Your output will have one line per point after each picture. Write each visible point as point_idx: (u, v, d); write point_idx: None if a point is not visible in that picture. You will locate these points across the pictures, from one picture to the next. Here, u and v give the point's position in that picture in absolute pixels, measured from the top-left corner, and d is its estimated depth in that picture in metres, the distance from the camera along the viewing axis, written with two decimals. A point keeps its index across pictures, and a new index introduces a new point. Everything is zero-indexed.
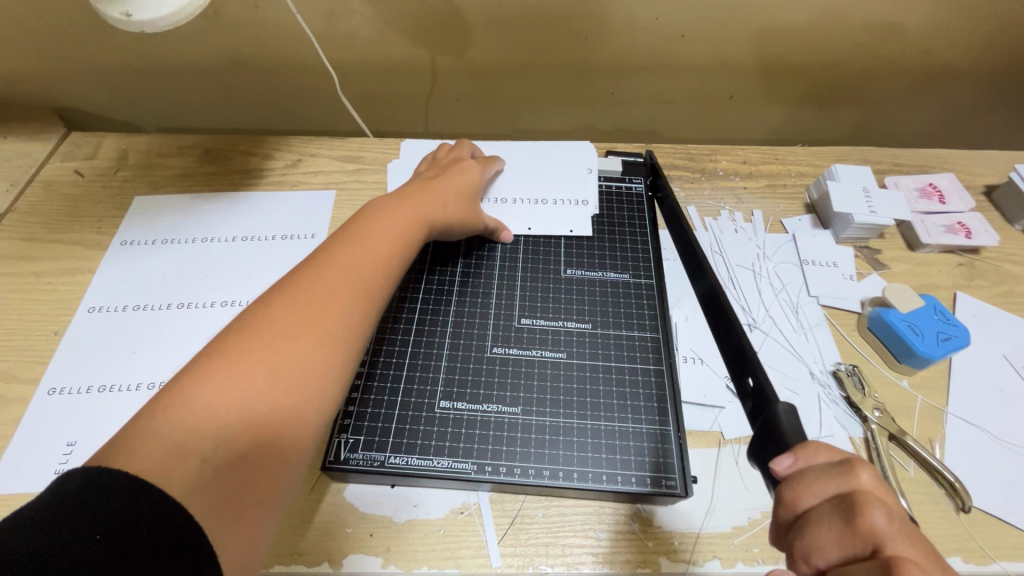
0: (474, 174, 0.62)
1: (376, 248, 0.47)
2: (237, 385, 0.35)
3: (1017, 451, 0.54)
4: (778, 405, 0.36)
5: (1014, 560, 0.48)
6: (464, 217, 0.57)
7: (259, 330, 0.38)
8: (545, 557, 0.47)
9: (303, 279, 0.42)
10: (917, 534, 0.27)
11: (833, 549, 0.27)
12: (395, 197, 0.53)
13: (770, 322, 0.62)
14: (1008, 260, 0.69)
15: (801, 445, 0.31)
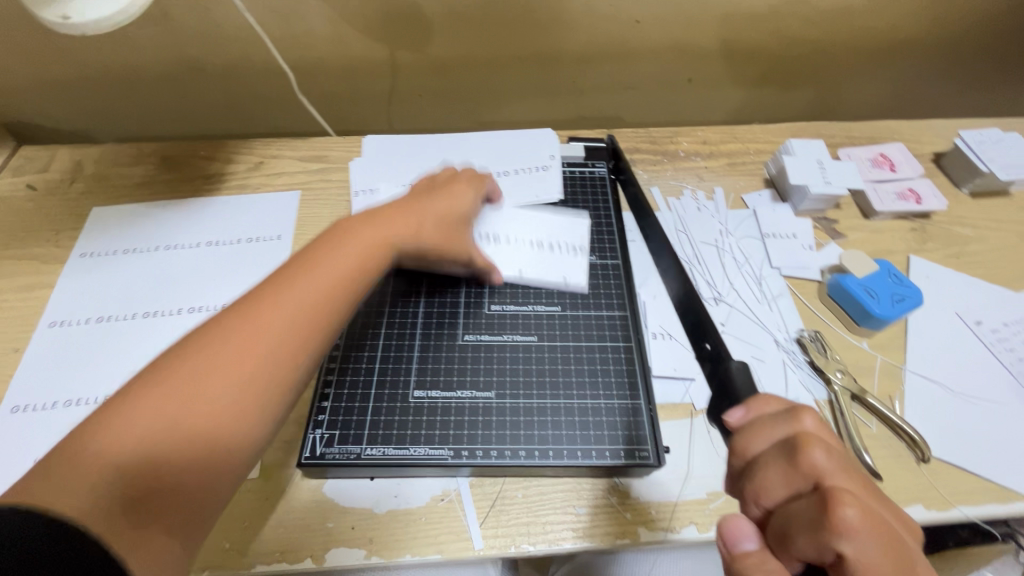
0: (467, 196, 0.57)
1: (326, 274, 0.44)
2: (170, 408, 0.35)
3: (970, 401, 0.57)
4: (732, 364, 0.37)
5: (971, 504, 0.51)
6: (441, 240, 0.53)
7: (198, 354, 0.38)
8: (527, 536, 0.48)
9: (247, 306, 0.41)
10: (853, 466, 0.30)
11: (780, 490, 0.29)
12: (367, 218, 0.50)
13: (735, 295, 0.64)
14: (958, 222, 0.72)
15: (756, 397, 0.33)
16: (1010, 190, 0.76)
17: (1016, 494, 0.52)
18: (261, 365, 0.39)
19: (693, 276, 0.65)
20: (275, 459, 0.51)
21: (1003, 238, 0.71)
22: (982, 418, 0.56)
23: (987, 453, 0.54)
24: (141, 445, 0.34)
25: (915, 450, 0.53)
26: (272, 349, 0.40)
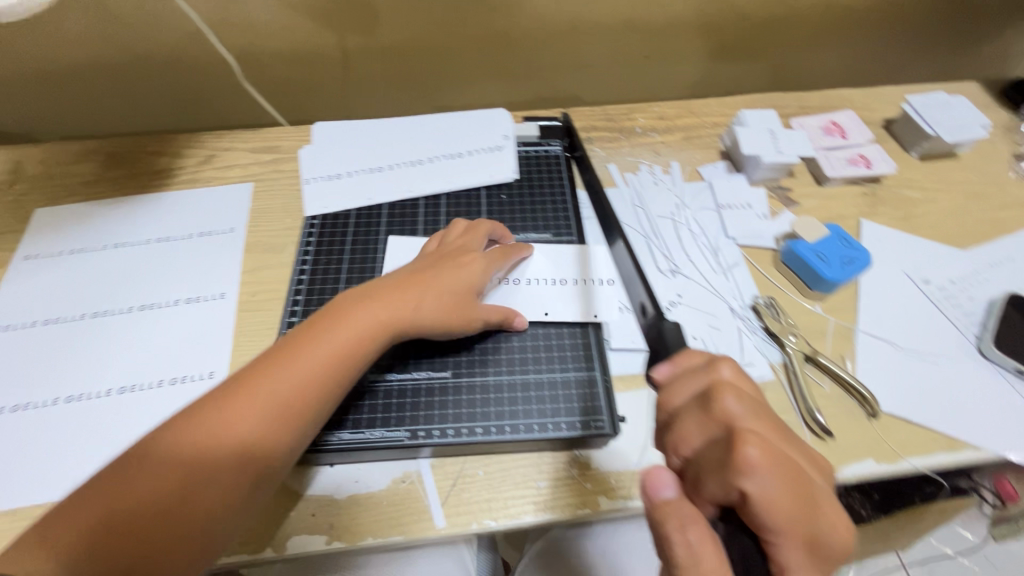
0: (478, 268, 0.53)
1: (312, 364, 0.44)
2: (158, 475, 0.39)
3: (918, 357, 0.59)
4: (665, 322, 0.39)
5: (920, 455, 0.53)
6: (442, 317, 0.49)
7: (186, 432, 0.41)
8: (489, 512, 0.48)
9: (235, 391, 0.43)
10: (763, 409, 0.33)
11: (696, 437, 0.32)
12: (365, 298, 0.48)
13: (691, 266, 0.64)
14: (908, 185, 0.74)
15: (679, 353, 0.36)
16: (958, 152, 0.77)
17: (964, 443, 0.54)
18: (241, 452, 0.41)
19: (650, 249, 0.66)
20: None
21: (951, 199, 0.73)
22: (930, 373, 0.58)
23: (934, 406, 0.55)
24: (130, 509, 0.38)
25: (866, 407, 0.54)
26: (252, 434, 0.41)
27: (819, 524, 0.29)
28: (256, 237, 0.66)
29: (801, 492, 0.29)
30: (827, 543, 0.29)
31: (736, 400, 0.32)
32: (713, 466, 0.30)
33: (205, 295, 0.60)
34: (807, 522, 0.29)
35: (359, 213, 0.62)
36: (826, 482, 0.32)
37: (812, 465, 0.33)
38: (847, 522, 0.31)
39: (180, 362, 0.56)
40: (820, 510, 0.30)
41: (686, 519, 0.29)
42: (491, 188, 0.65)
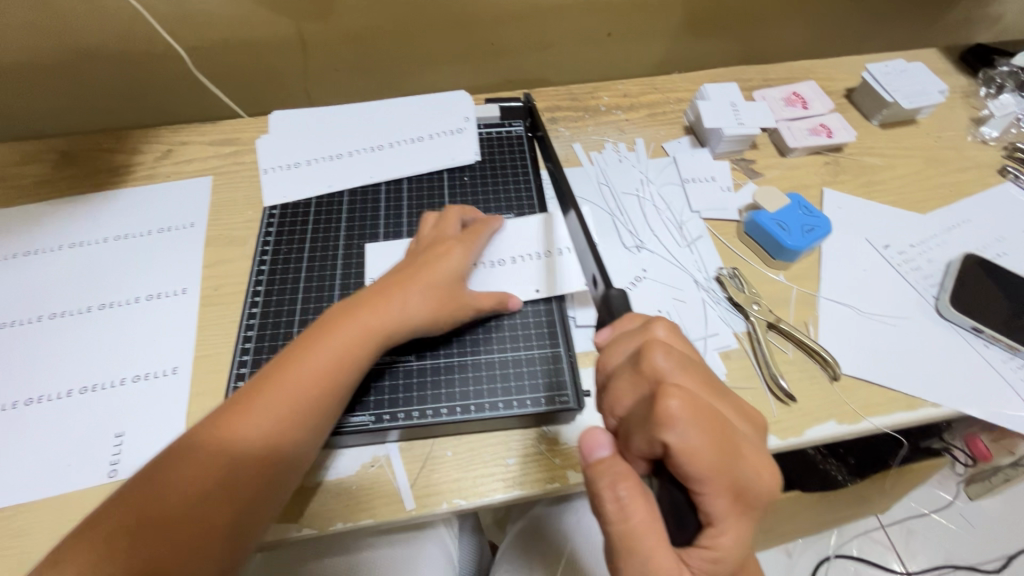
0: (460, 258, 0.52)
1: (304, 377, 0.43)
2: (157, 498, 0.38)
3: (878, 320, 0.60)
4: (609, 289, 0.41)
5: (880, 415, 0.54)
6: (430, 314, 0.48)
7: (184, 459, 0.40)
8: (459, 491, 0.48)
9: (229, 409, 0.42)
10: (694, 364, 0.34)
11: (629, 397, 0.34)
12: (350, 306, 0.47)
13: (656, 242, 0.65)
14: (868, 153, 0.75)
15: (621, 317, 0.38)
16: (917, 118, 0.78)
17: (923, 400, 0.55)
18: (242, 471, 0.40)
19: (616, 226, 0.66)
20: None
21: (911, 164, 0.74)
22: (889, 335, 0.59)
23: (894, 366, 0.57)
24: (134, 543, 0.37)
25: (828, 370, 0.56)
26: (249, 451, 0.41)
27: (742, 471, 0.31)
28: (217, 230, 0.64)
29: (723, 442, 0.31)
30: (750, 488, 0.31)
31: (665, 357, 0.33)
32: (640, 423, 0.32)
33: (166, 290, 0.60)
34: (730, 470, 0.30)
35: (320, 201, 0.62)
36: (755, 431, 0.34)
37: (742, 415, 0.34)
38: (771, 467, 0.32)
39: (142, 359, 0.55)
40: (743, 459, 0.31)
41: (615, 477, 0.32)
42: (453, 171, 0.65)
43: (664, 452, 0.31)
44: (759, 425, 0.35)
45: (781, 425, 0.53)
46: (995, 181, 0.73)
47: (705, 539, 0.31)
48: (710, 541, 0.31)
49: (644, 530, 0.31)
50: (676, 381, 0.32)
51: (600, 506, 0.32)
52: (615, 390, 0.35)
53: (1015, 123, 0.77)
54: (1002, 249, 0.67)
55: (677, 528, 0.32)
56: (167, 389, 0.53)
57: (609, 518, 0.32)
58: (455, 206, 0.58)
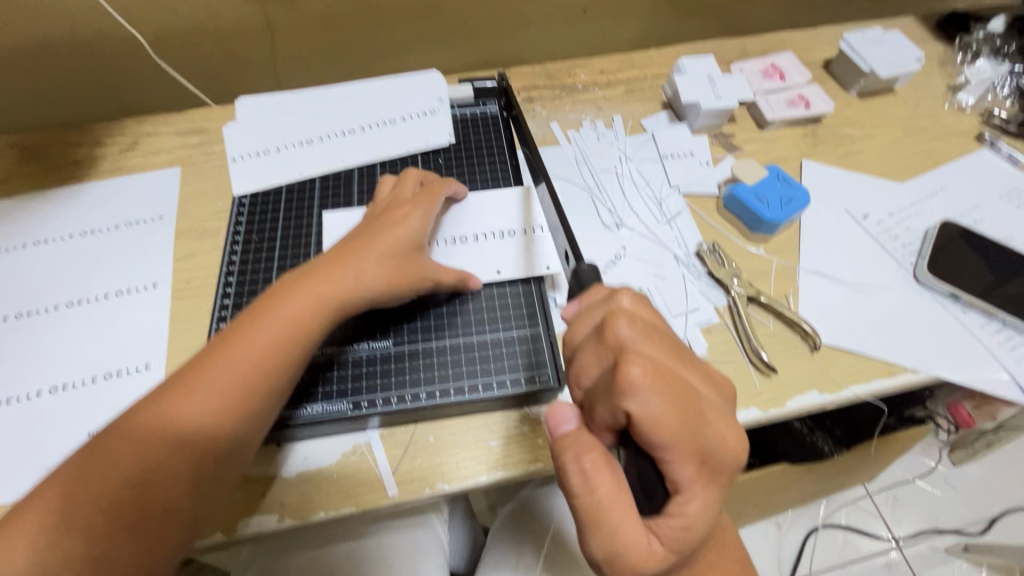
0: (417, 222, 0.51)
1: (257, 348, 0.43)
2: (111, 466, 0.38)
3: (857, 290, 0.60)
4: (581, 265, 0.42)
5: (860, 383, 0.54)
6: (386, 281, 0.47)
7: (135, 430, 0.39)
8: (443, 476, 0.48)
9: (181, 379, 0.41)
10: (660, 333, 0.34)
11: (594, 366, 0.34)
12: (303, 276, 0.46)
13: (635, 219, 0.64)
14: (847, 124, 0.74)
15: (593, 287, 0.40)
16: (895, 87, 0.78)
17: (901, 367, 0.55)
18: (197, 436, 0.40)
19: (594, 204, 0.65)
20: None
21: (888, 134, 0.74)
22: (868, 304, 0.59)
23: (873, 335, 0.57)
24: (86, 512, 0.37)
25: (808, 341, 0.56)
26: (203, 418, 0.40)
27: (707, 438, 0.31)
28: (186, 222, 0.63)
29: (687, 408, 0.31)
30: (715, 454, 0.31)
31: (629, 327, 0.33)
32: (604, 393, 0.32)
33: (135, 286, 0.58)
34: (694, 435, 0.31)
35: (291, 188, 0.61)
36: (721, 399, 0.34)
37: (708, 383, 0.34)
38: (738, 432, 0.32)
39: (113, 356, 0.54)
40: (708, 425, 0.31)
41: (580, 450, 0.32)
42: (427, 153, 0.64)
43: (626, 421, 0.31)
44: (727, 394, 0.35)
45: (762, 397, 0.53)
46: (972, 148, 0.73)
47: (673, 508, 0.31)
48: (678, 510, 0.31)
49: (611, 502, 0.32)
50: (641, 350, 0.33)
51: (566, 480, 0.33)
52: (581, 362, 0.35)
53: (990, 89, 0.77)
54: (979, 216, 0.68)
55: (646, 499, 0.32)
56: (141, 385, 0.52)
57: (576, 491, 0.32)
58: (406, 170, 0.57)
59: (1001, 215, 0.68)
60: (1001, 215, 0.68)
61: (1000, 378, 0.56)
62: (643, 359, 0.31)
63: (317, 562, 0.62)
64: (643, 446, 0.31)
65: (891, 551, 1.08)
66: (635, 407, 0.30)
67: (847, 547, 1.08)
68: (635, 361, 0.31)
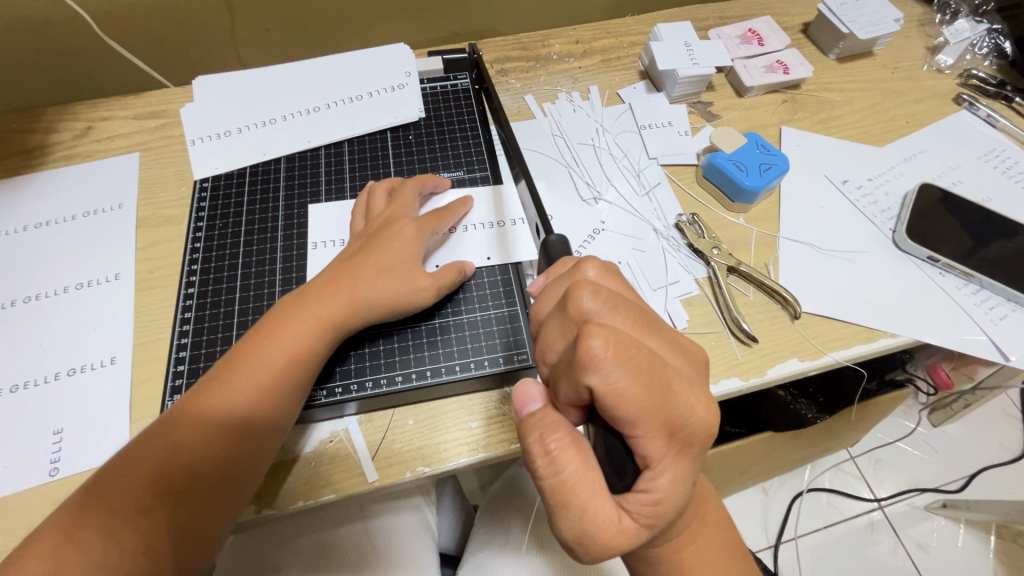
0: (411, 235, 0.50)
1: (258, 375, 0.43)
2: (135, 492, 0.39)
3: (837, 256, 0.60)
4: (549, 236, 0.42)
5: (841, 349, 0.54)
6: (380, 300, 0.46)
7: (151, 459, 0.40)
8: (422, 459, 0.47)
9: (191, 407, 0.42)
10: (625, 303, 0.33)
11: (559, 341, 0.34)
12: (301, 299, 0.46)
13: (613, 192, 0.63)
14: (826, 88, 0.73)
15: (560, 264, 0.40)
16: (874, 50, 0.77)
17: (881, 332, 0.55)
18: (211, 463, 0.41)
19: (571, 178, 0.64)
20: None
21: (867, 98, 0.73)
22: (847, 270, 0.59)
23: (853, 301, 0.57)
24: (119, 536, 0.38)
25: (788, 309, 0.55)
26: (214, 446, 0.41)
27: (675, 407, 0.30)
28: (149, 210, 0.60)
29: (653, 379, 0.30)
30: (683, 425, 0.30)
31: (592, 297, 0.32)
32: (566, 368, 0.31)
33: (97, 278, 0.56)
34: (661, 407, 0.30)
35: (255, 169, 0.60)
36: (690, 368, 0.33)
37: (676, 352, 0.33)
38: (706, 401, 0.32)
39: (77, 351, 0.52)
40: (677, 395, 0.30)
41: (545, 429, 0.32)
42: (397, 130, 0.63)
43: (590, 395, 0.30)
44: (697, 363, 0.35)
45: (743, 366, 0.53)
46: (950, 110, 0.73)
47: (644, 484, 0.31)
48: (648, 484, 0.31)
49: (577, 481, 0.31)
50: (603, 322, 0.32)
51: (531, 460, 0.32)
52: (546, 338, 0.34)
53: (969, 49, 0.76)
54: (957, 177, 0.67)
55: (616, 476, 0.32)
56: (107, 380, 0.50)
57: (541, 471, 0.32)
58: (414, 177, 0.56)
59: (979, 176, 0.68)
60: (979, 176, 0.68)
61: (978, 339, 0.56)
62: (604, 329, 0.29)
63: (300, 549, 0.60)
64: (610, 420, 0.30)
65: (873, 512, 1.10)
66: (597, 380, 0.29)
67: (831, 509, 1.11)
68: (594, 332, 0.29)
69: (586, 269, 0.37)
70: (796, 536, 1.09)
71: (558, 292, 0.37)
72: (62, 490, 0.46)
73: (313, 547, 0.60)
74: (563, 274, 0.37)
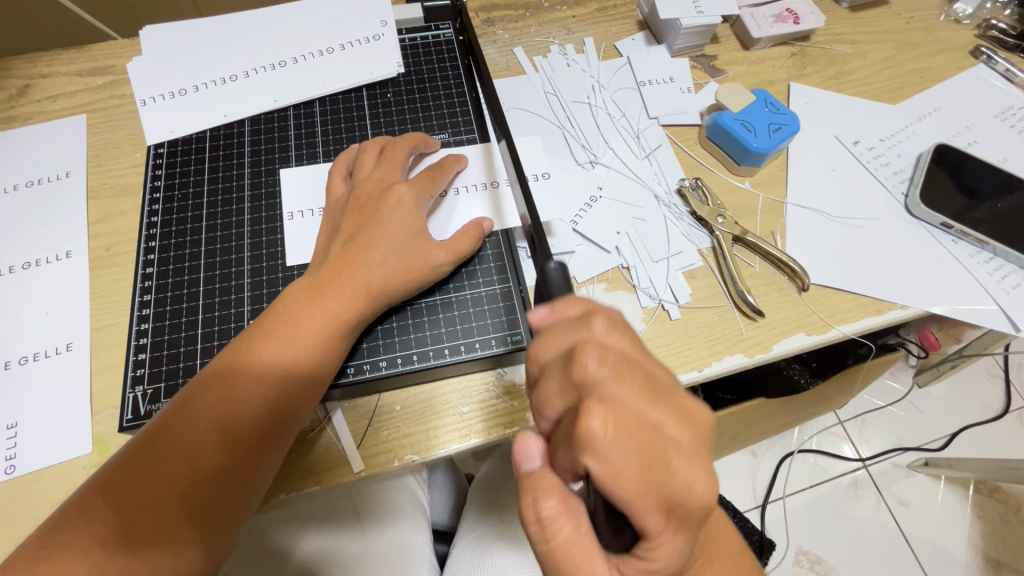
0: (410, 203, 0.46)
1: (278, 357, 0.40)
2: (149, 470, 0.36)
3: (846, 224, 0.57)
4: (547, 262, 0.33)
5: (849, 322, 0.52)
6: (397, 282, 0.44)
7: (166, 439, 0.37)
8: (412, 447, 0.45)
9: (209, 389, 0.39)
10: (635, 368, 0.30)
11: (559, 399, 0.30)
12: (310, 288, 0.43)
13: (611, 155, 0.58)
14: (838, 40, 0.68)
15: (563, 298, 0.33)
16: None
17: (891, 303, 0.53)
18: (231, 445, 0.38)
19: (565, 140, 0.59)
20: (109, 427, 0.44)
21: (881, 50, 0.68)
22: (857, 238, 0.56)
23: (863, 271, 0.54)
24: (132, 510, 0.36)
25: (796, 281, 0.52)
26: (234, 427, 0.38)
27: (674, 490, 0.28)
28: (101, 179, 0.54)
29: (646, 461, 0.27)
30: (679, 505, 0.28)
31: (597, 364, 0.29)
32: (565, 440, 0.29)
33: (45, 256, 0.50)
34: (653, 489, 0.27)
35: (216, 132, 0.54)
36: (695, 443, 0.29)
37: (680, 422, 0.29)
38: (706, 477, 0.29)
39: (28, 337, 0.47)
40: (677, 477, 0.28)
41: (539, 494, 0.31)
42: (374, 87, 0.57)
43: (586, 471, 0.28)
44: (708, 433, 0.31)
45: (748, 343, 0.50)
46: (966, 64, 0.68)
47: (643, 557, 0.29)
48: (645, 553, 0.29)
49: (570, 548, 0.31)
50: (609, 394, 0.28)
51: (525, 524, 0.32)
52: (543, 392, 0.31)
53: None
54: (973, 137, 0.64)
55: (615, 541, 0.31)
56: (64, 368, 0.46)
57: (533, 534, 0.32)
58: (384, 139, 0.51)
59: (994, 136, 0.64)
60: (995, 135, 0.64)
61: (989, 309, 0.54)
62: (605, 406, 0.27)
63: (310, 505, 0.59)
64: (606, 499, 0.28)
65: (858, 470, 1.12)
66: (594, 462, 0.27)
67: (818, 469, 1.12)
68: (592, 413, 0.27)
69: (594, 323, 0.32)
70: (784, 495, 1.10)
71: (564, 341, 0.32)
72: (20, 488, 0.42)
73: (323, 504, 0.60)
74: (570, 320, 0.32)
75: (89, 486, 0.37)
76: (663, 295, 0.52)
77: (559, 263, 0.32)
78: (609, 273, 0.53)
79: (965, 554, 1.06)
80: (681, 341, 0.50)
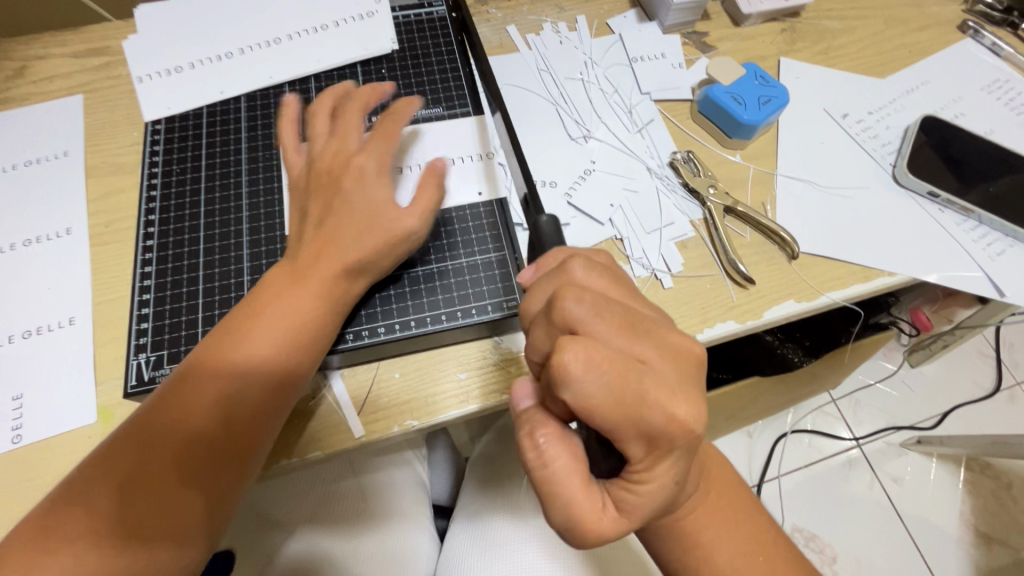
0: (373, 172, 0.45)
1: (262, 345, 0.40)
2: (138, 458, 0.37)
3: (836, 195, 0.57)
4: (540, 217, 0.41)
5: (838, 289, 0.53)
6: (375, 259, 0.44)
7: (153, 427, 0.38)
8: (411, 412, 0.46)
9: (192, 378, 0.39)
10: (612, 306, 0.33)
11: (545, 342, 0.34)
12: (292, 273, 0.43)
13: (604, 129, 0.59)
14: (828, 15, 0.68)
15: (544, 254, 0.39)
16: None
17: (879, 270, 0.54)
18: (220, 431, 0.39)
19: (557, 116, 0.59)
20: (114, 398, 0.45)
21: (869, 26, 0.68)
22: (847, 208, 0.57)
23: (853, 240, 0.55)
24: (126, 496, 0.36)
25: (786, 250, 0.53)
26: (221, 415, 0.39)
27: (650, 418, 0.31)
28: (98, 158, 0.55)
29: (625, 391, 0.31)
30: (663, 434, 0.32)
31: (576, 303, 0.32)
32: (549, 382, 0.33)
33: (45, 234, 0.51)
34: (633, 416, 0.31)
35: (213, 109, 0.55)
36: (679, 378, 0.33)
37: (665, 357, 0.33)
38: (689, 405, 0.32)
39: (32, 311, 0.48)
40: (653, 408, 0.31)
41: (535, 424, 0.34)
42: (368, 63, 0.57)
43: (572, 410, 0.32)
44: (689, 363, 0.34)
45: (740, 310, 0.51)
46: (953, 39, 0.69)
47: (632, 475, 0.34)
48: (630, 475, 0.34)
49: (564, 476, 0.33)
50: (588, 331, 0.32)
51: (523, 454, 0.34)
52: (533, 338, 0.35)
53: None
54: (960, 109, 0.65)
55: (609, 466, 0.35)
56: (67, 341, 0.47)
57: (529, 462, 0.34)
58: (325, 101, 0.49)
59: (980, 108, 0.65)
60: (981, 108, 0.65)
61: (975, 275, 0.55)
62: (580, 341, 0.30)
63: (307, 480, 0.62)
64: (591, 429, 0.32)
65: (851, 449, 1.14)
66: (570, 396, 0.30)
67: (813, 448, 1.14)
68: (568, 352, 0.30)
69: (572, 269, 0.36)
70: (779, 474, 1.12)
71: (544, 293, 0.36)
72: (26, 458, 0.43)
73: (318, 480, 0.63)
74: (551, 272, 0.36)
75: (76, 475, 0.37)
76: (656, 265, 0.53)
77: (553, 215, 0.41)
78: (603, 244, 0.54)
79: (958, 528, 1.08)
80: (675, 309, 0.51)
